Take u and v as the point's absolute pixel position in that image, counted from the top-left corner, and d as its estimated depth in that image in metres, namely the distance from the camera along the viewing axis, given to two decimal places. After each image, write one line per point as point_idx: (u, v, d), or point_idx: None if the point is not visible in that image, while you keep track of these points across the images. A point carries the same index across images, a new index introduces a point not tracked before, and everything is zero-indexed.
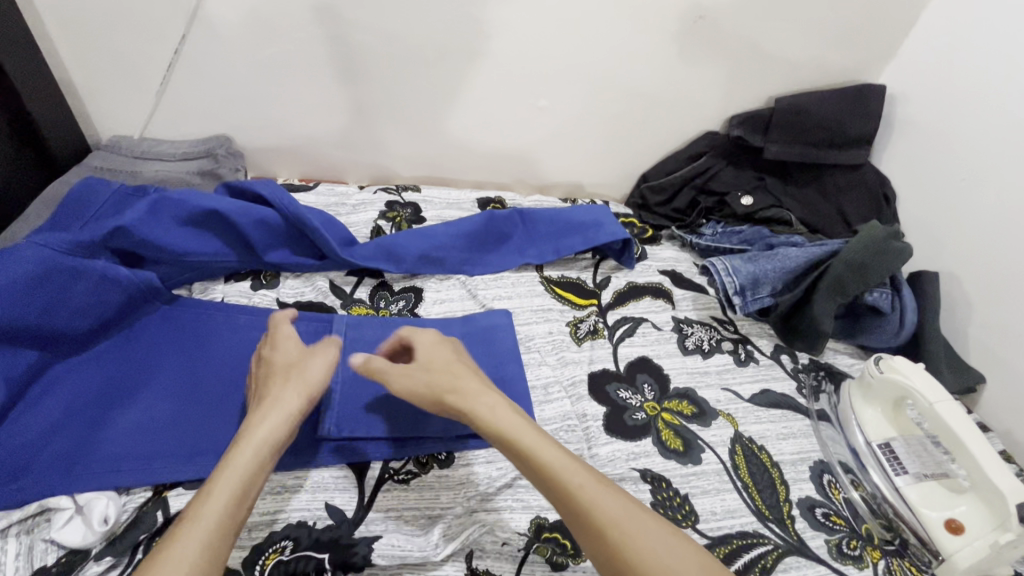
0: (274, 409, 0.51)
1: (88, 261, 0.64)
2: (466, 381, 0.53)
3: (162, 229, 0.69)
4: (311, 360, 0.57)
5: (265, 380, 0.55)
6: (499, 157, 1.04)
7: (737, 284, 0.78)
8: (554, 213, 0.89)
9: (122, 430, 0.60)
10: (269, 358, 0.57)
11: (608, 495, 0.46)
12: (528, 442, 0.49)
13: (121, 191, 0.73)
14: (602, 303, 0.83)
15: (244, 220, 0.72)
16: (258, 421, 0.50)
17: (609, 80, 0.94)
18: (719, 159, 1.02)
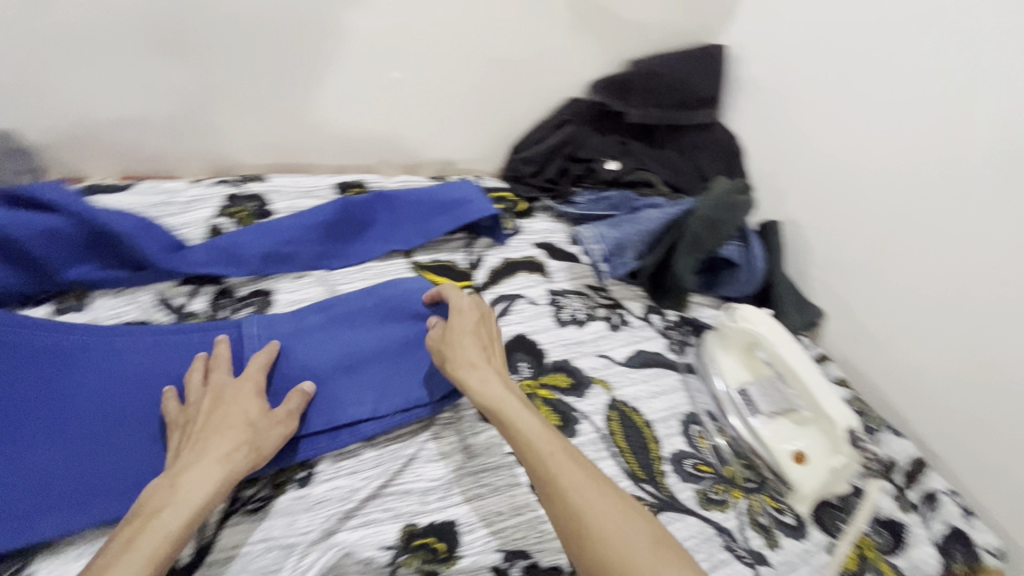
0: (211, 468, 0.48)
1: None
2: (465, 346, 0.56)
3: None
4: (270, 425, 0.53)
5: (211, 425, 0.51)
6: (357, 139, 0.95)
7: (603, 251, 0.80)
8: (418, 194, 0.83)
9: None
10: (222, 401, 0.53)
11: (574, 466, 0.48)
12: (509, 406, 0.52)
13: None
14: (477, 284, 0.80)
15: (23, 235, 0.59)
16: (193, 480, 0.47)
17: (464, 48, 0.90)
18: (583, 127, 1.02)
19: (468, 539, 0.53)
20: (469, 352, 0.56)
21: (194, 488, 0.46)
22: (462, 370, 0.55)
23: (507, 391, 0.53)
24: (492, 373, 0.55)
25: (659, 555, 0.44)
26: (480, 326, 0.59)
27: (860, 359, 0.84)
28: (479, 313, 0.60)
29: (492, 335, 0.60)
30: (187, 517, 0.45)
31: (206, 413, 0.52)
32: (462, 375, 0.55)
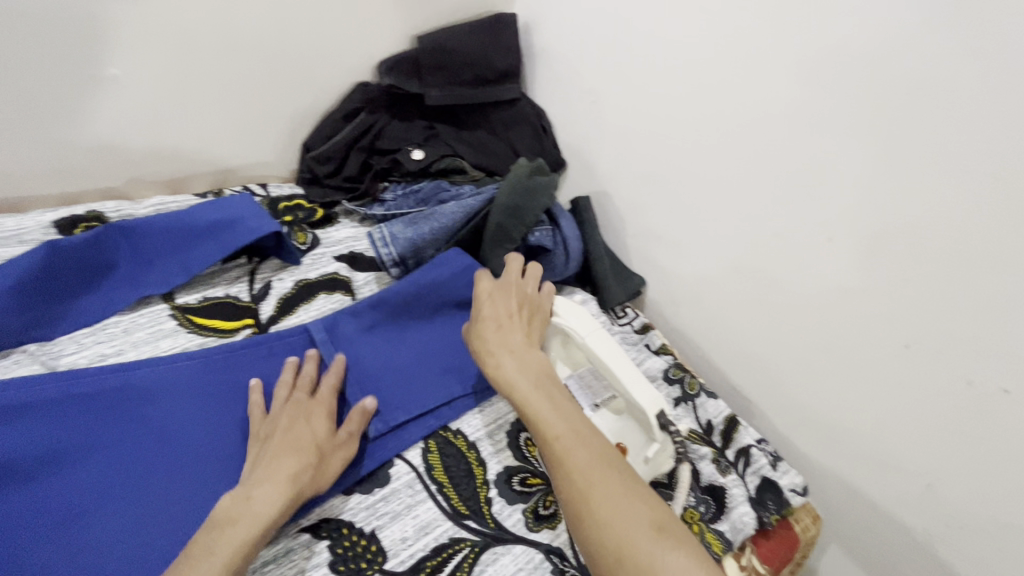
0: (280, 485, 0.48)
1: None
2: (487, 329, 0.59)
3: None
4: (336, 451, 0.53)
5: (283, 442, 0.51)
6: (80, 157, 0.73)
7: (394, 254, 0.70)
8: (168, 219, 0.67)
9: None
10: (308, 420, 0.54)
11: (587, 444, 0.48)
12: (522, 390, 0.53)
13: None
14: (262, 319, 0.67)
15: None
16: (259, 497, 0.46)
17: (197, 34, 0.73)
18: (381, 113, 0.91)
19: None
20: (490, 336, 0.58)
21: (256, 507, 0.46)
22: (483, 358, 0.57)
23: (520, 376, 0.54)
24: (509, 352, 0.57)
25: (661, 544, 0.41)
26: (500, 307, 0.60)
27: (679, 321, 0.86)
28: (501, 292, 0.62)
29: (513, 309, 0.61)
30: (261, 528, 0.45)
31: (285, 432, 0.52)
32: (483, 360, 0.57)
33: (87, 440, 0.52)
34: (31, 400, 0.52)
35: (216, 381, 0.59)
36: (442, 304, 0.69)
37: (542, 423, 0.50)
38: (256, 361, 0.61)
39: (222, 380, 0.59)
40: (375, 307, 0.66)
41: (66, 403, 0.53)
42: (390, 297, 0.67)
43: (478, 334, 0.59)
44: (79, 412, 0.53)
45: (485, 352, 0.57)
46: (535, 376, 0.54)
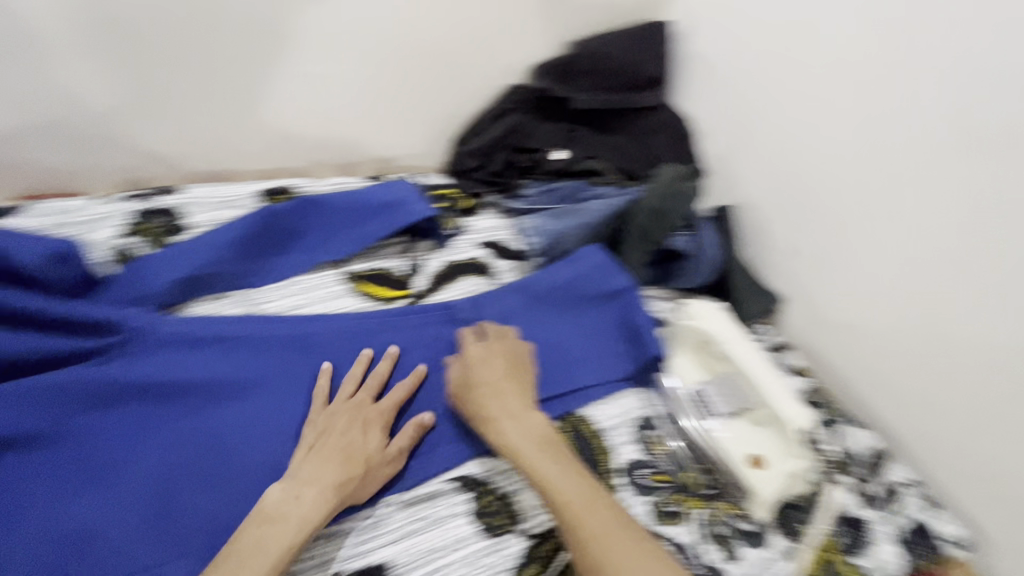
0: (325, 493, 0.52)
1: None
2: (485, 392, 0.58)
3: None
4: (379, 465, 0.56)
5: (331, 450, 0.55)
6: (281, 139, 0.88)
7: (540, 246, 0.77)
8: (348, 197, 0.76)
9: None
10: (364, 429, 0.57)
11: (596, 509, 0.48)
12: (525, 456, 0.53)
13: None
14: (415, 292, 0.75)
15: None
16: (303, 505, 0.51)
17: (385, 38, 0.85)
18: (527, 115, 0.96)
19: None
20: (490, 399, 0.57)
21: (301, 512, 0.50)
22: (483, 425, 0.57)
23: (523, 441, 0.54)
24: (513, 415, 0.56)
25: None
26: (490, 370, 0.59)
27: (822, 347, 0.81)
28: (488, 357, 0.60)
29: (507, 372, 0.60)
30: (307, 532, 0.50)
31: (331, 443, 0.55)
32: (484, 424, 0.56)
33: (270, 373, 0.61)
34: (244, 335, 0.62)
35: (382, 342, 0.66)
36: (585, 297, 0.70)
37: (548, 491, 0.50)
38: (410, 326, 0.68)
39: (376, 337, 0.66)
40: (513, 295, 0.71)
41: (251, 337, 0.62)
42: (534, 286, 0.71)
43: (470, 400, 0.58)
44: (278, 352, 0.62)
45: (483, 417, 0.57)
46: (542, 440, 0.54)
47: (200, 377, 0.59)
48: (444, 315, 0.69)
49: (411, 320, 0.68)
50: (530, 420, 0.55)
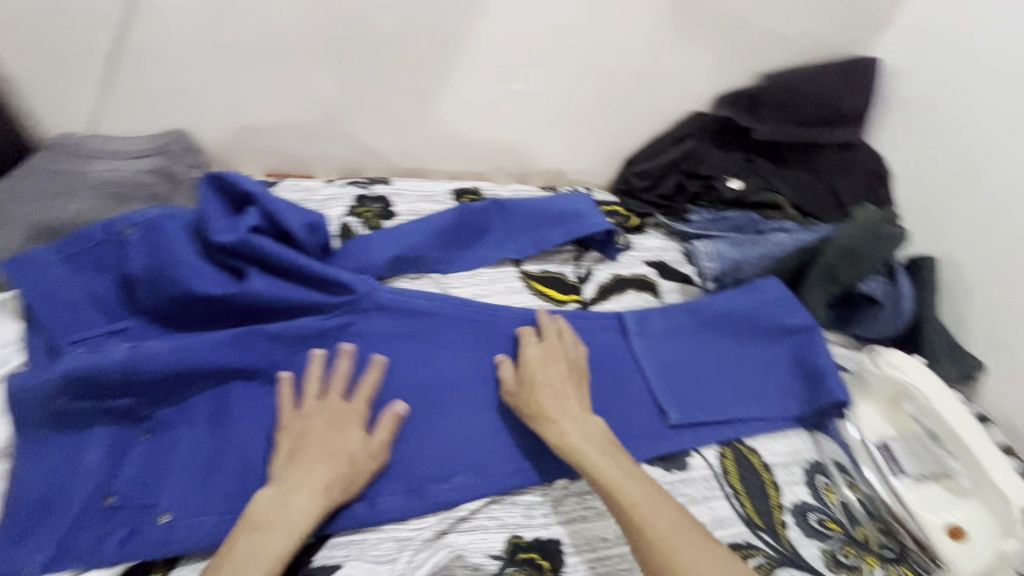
0: (317, 494, 0.51)
1: (89, 281, 0.63)
2: (547, 394, 0.60)
3: (96, 277, 0.63)
4: (365, 460, 0.55)
5: (316, 450, 0.54)
6: (472, 144, 0.98)
7: (716, 270, 0.76)
8: (532, 203, 0.83)
9: (140, 475, 0.53)
10: (330, 429, 0.55)
11: (662, 510, 0.51)
12: (587, 455, 0.56)
13: (63, 255, 0.63)
14: (585, 298, 0.79)
15: (173, 224, 0.64)
16: (303, 509, 0.50)
17: (586, 62, 0.88)
18: (704, 141, 0.95)
19: (571, 560, 0.56)
20: (549, 401, 0.60)
21: (290, 518, 0.50)
22: (542, 424, 0.59)
23: (586, 442, 0.57)
24: (572, 418, 0.59)
25: None
26: (553, 372, 0.62)
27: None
28: (552, 359, 0.63)
29: (565, 374, 0.62)
30: (295, 539, 0.49)
31: (309, 443, 0.54)
32: (543, 425, 0.59)
33: (461, 349, 0.67)
34: (443, 312, 0.67)
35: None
36: (759, 328, 0.70)
37: (614, 491, 0.53)
38: (585, 329, 0.72)
39: None
40: (683, 317, 0.72)
41: (450, 314, 0.68)
42: (704, 309, 0.72)
43: (529, 397, 0.61)
44: (462, 334, 0.67)
45: (541, 415, 0.59)
46: (603, 442, 0.57)
47: (406, 342, 0.65)
48: (613, 325, 0.73)
49: (585, 325, 0.72)
50: (589, 423, 0.58)
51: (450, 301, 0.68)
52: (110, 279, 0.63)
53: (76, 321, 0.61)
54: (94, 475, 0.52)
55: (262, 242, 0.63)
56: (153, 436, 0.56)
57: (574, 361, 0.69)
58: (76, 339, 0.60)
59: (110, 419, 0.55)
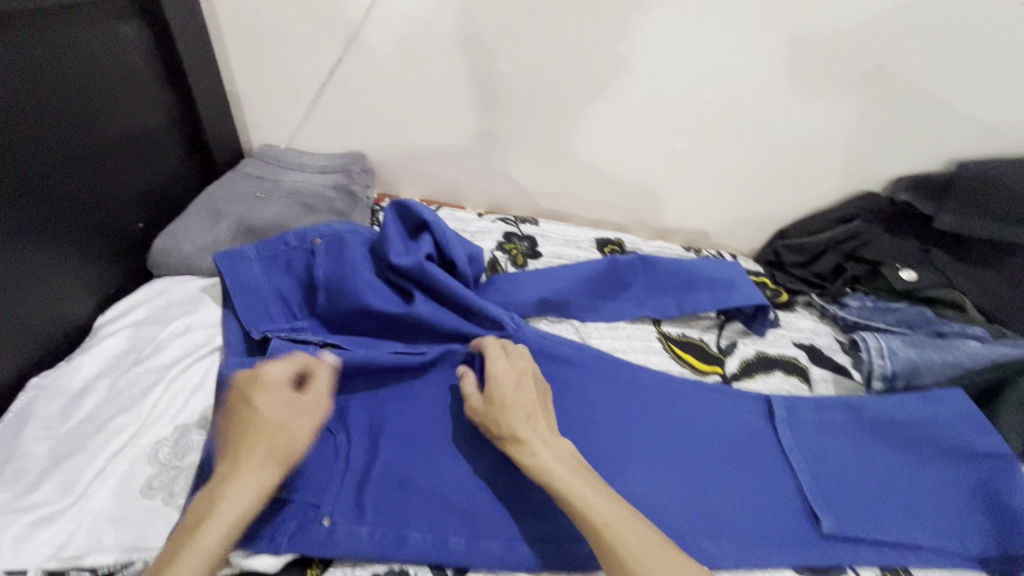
0: (248, 478, 0.47)
1: (275, 284, 0.69)
2: (509, 411, 0.55)
3: (285, 280, 0.70)
4: (298, 421, 0.51)
5: (242, 432, 0.49)
6: (619, 194, 0.99)
7: (886, 369, 0.68)
8: (681, 265, 0.81)
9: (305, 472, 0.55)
10: (251, 398, 0.51)
11: (635, 531, 0.48)
12: (562, 478, 0.51)
13: (261, 256, 0.71)
14: (727, 373, 0.75)
15: (354, 240, 0.70)
16: (242, 492, 0.46)
17: (754, 128, 0.87)
18: (875, 225, 0.89)
19: None
20: (518, 418, 0.55)
21: (227, 507, 0.45)
22: (516, 445, 0.53)
23: (557, 464, 0.52)
24: (541, 435, 0.54)
25: None
26: (521, 392, 0.57)
27: None
28: (517, 377, 0.58)
29: (536, 395, 0.57)
30: (232, 527, 0.45)
31: (233, 424, 0.50)
32: (515, 446, 0.53)
33: (600, 404, 0.66)
34: (584, 364, 0.69)
35: (698, 411, 0.68)
36: (931, 445, 0.63)
37: (589, 516, 0.48)
38: (726, 406, 0.69)
39: (696, 405, 0.68)
40: (841, 415, 0.67)
41: (591, 368, 0.69)
42: (866, 410, 0.67)
43: (499, 416, 0.55)
44: (608, 391, 0.68)
45: (514, 439, 0.53)
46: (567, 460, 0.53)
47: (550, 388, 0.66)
48: (760, 408, 0.69)
49: (728, 401, 0.69)
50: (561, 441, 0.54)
51: (590, 351, 0.70)
52: (296, 283, 0.70)
53: (265, 314, 0.67)
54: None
55: (433, 271, 0.67)
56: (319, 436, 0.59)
57: (715, 439, 0.66)
58: (266, 330, 0.65)
59: None
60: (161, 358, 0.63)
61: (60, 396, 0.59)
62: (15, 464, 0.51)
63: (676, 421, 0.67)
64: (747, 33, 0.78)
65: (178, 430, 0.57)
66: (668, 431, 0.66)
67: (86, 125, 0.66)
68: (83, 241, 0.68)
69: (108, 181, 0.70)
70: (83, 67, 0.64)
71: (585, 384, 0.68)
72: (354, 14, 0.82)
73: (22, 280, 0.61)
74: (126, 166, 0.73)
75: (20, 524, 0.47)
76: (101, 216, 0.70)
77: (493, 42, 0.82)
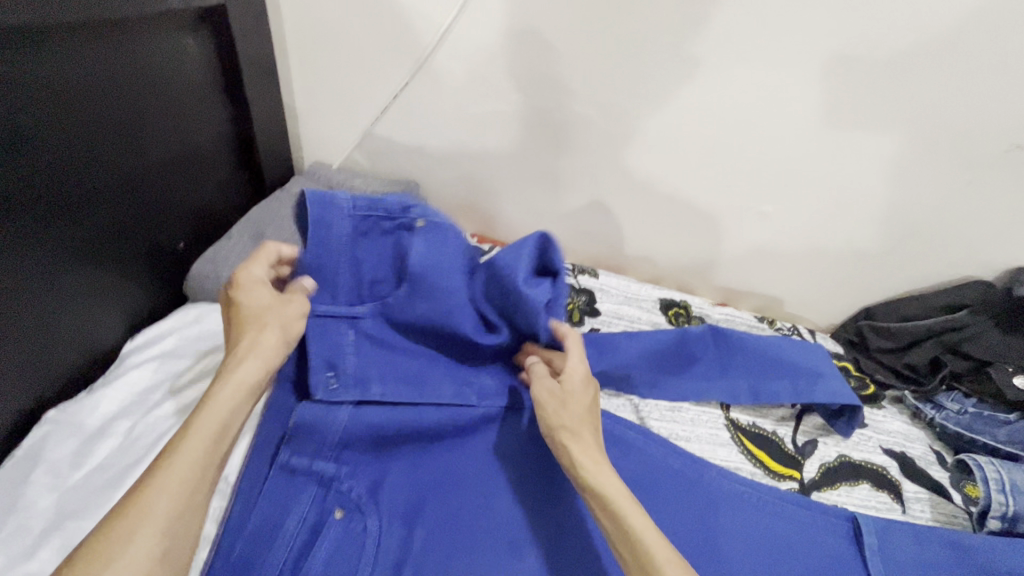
0: (250, 356, 0.49)
1: (357, 240, 0.61)
2: (574, 405, 0.55)
3: (372, 253, 0.62)
4: (288, 303, 0.54)
5: (235, 322, 0.52)
6: (687, 251, 0.91)
7: (1008, 509, 0.57)
8: (758, 345, 0.72)
9: (329, 563, 0.51)
10: (234, 291, 0.54)
11: (664, 547, 0.45)
12: (609, 484, 0.49)
13: (356, 212, 0.61)
14: (805, 479, 0.66)
15: (456, 252, 0.63)
16: (241, 363, 0.49)
17: (851, 197, 0.78)
18: (985, 319, 0.77)
19: None
20: (579, 415, 0.55)
21: (234, 378, 0.48)
22: (570, 438, 0.53)
23: (607, 469, 0.51)
24: (593, 436, 0.54)
25: None
26: (586, 388, 0.58)
27: None
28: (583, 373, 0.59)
29: (593, 392, 0.58)
30: (239, 395, 0.47)
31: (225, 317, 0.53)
32: (569, 439, 0.53)
33: (659, 507, 0.59)
34: (643, 457, 0.63)
35: (772, 524, 0.59)
36: None
37: (632, 531, 0.46)
38: (802, 521, 0.59)
39: (768, 518, 0.59)
40: (944, 552, 0.56)
41: (649, 462, 0.63)
42: (978, 554, 0.56)
43: (563, 403, 0.55)
44: (670, 489, 0.61)
45: (571, 429, 0.53)
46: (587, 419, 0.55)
47: None
48: (845, 531, 0.59)
49: (803, 515, 0.60)
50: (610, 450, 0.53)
51: (653, 440, 0.64)
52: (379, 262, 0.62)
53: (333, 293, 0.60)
54: (290, 548, 0.51)
55: (536, 316, 0.60)
56: (347, 516, 0.53)
57: (791, 566, 0.56)
58: (324, 313, 0.59)
59: (317, 483, 0.55)
60: (181, 399, 0.57)
61: (74, 436, 0.54)
62: (15, 520, 0.47)
63: (746, 536, 0.58)
64: (864, 94, 0.68)
65: None
66: (736, 548, 0.57)
67: (136, 148, 0.62)
68: (120, 266, 0.64)
69: (152, 203, 0.66)
70: (140, 87, 0.60)
71: (643, 479, 0.62)
72: (427, 37, 0.76)
73: (59, 307, 0.57)
74: (172, 188, 0.68)
75: None
76: (141, 240, 0.66)
77: (571, 80, 0.76)
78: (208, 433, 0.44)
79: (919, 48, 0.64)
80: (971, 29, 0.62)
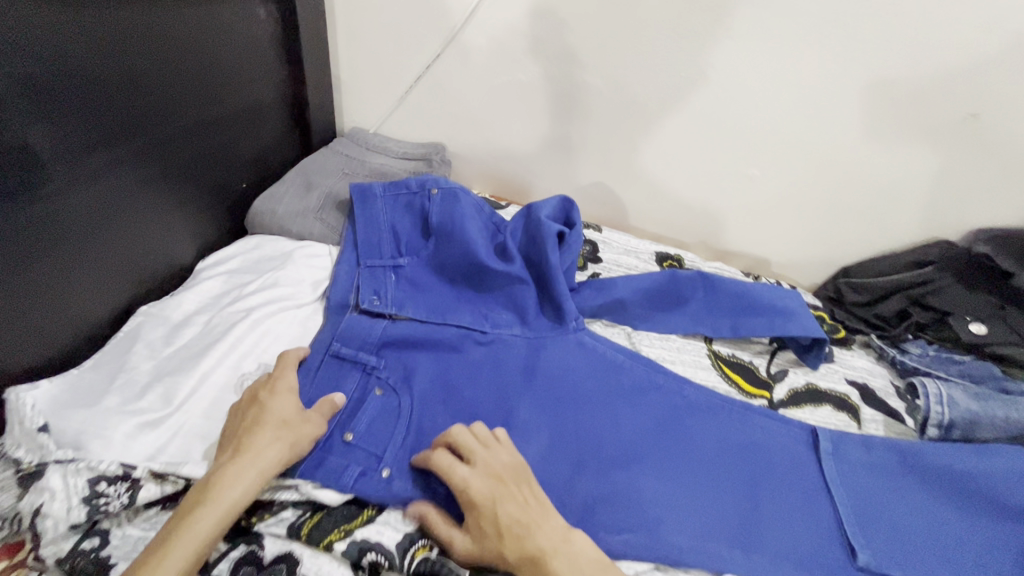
0: (250, 473, 0.50)
1: (391, 211, 0.78)
2: (514, 533, 0.50)
3: (403, 219, 0.78)
4: (306, 424, 0.56)
5: (248, 431, 0.54)
6: (683, 212, 1.01)
7: (943, 418, 0.67)
8: (741, 286, 0.81)
9: (370, 426, 0.61)
10: (264, 398, 0.56)
11: None
12: None
13: (385, 194, 0.79)
14: (774, 398, 0.76)
15: (470, 208, 0.78)
16: (234, 485, 0.49)
17: (829, 161, 0.87)
18: (948, 274, 0.86)
19: None
20: (525, 539, 0.49)
21: (228, 497, 0.49)
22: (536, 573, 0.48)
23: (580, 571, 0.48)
24: (552, 545, 0.50)
25: None
26: (511, 504, 0.52)
27: None
28: (498, 484, 0.53)
29: (522, 498, 0.53)
30: (226, 513, 0.48)
31: (244, 418, 0.55)
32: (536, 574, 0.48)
33: (649, 409, 0.68)
34: (636, 370, 0.70)
35: (746, 429, 0.67)
36: (980, 497, 0.62)
37: None
38: (769, 423, 0.68)
39: (738, 418, 0.68)
40: (886, 455, 0.66)
41: (642, 373, 0.70)
42: (916, 455, 0.65)
43: (499, 545, 0.50)
44: (658, 398, 0.69)
45: (530, 564, 0.49)
46: (520, 530, 0.50)
47: (601, 386, 0.69)
48: (806, 437, 0.68)
49: (770, 419, 0.69)
50: (576, 544, 0.50)
51: (640, 361, 0.71)
52: (409, 225, 0.78)
53: (376, 247, 0.75)
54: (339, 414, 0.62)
55: (546, 246, 0.75)
56: (385, 394, 0.64)
57: (757, 457, 0.65)
58: (371, 264, 0.74)
59: (359, 371, 0.65)
60: (248, 301, 0.69)
61: (163, 324, 0.66)
62: (126, 374, 0.58)
63: (722, 433, 0.67)
64: (839, 67, 0.78)
65: (262, 367, 0.63)
66: (710, 443, 0.66)
67: (213, 94, 0.74)
68: (193, 195, 0.75)
69: (226, 142, 0.78)
70: (222, 42, 0.73)
71: (638, 386, 0.69)
72: (459, 15, 0.88)
73: (153, 217, 0.70)
74: (241, 133, 0.81)
75: (129, 424, 0.53)
76: (216, 173, 0.78)
77: (583, 54, 0.86)
78: (191, 546, 0.45)
79: (887, 25, 0.73)
80: (930, 8, 0.71)
